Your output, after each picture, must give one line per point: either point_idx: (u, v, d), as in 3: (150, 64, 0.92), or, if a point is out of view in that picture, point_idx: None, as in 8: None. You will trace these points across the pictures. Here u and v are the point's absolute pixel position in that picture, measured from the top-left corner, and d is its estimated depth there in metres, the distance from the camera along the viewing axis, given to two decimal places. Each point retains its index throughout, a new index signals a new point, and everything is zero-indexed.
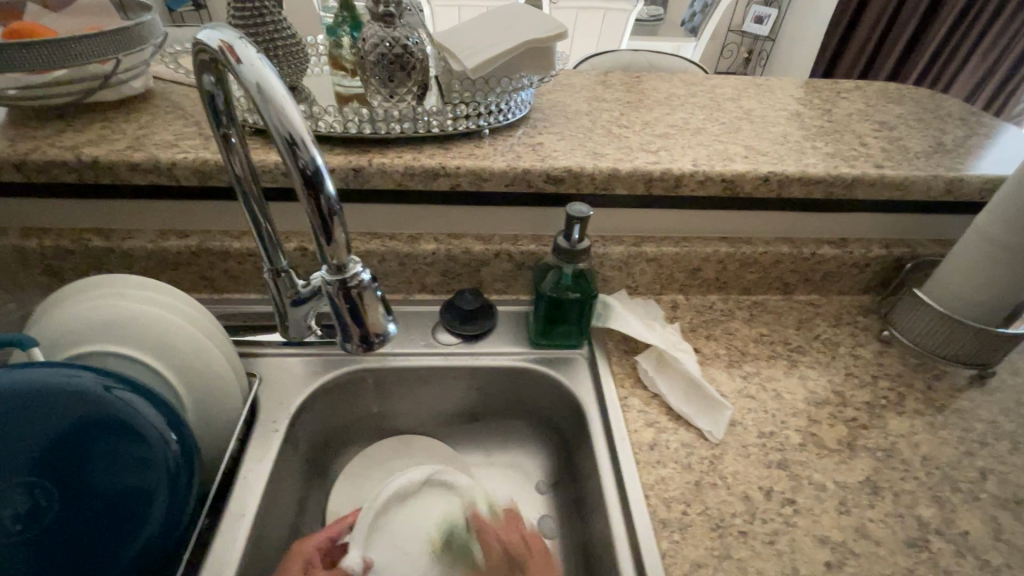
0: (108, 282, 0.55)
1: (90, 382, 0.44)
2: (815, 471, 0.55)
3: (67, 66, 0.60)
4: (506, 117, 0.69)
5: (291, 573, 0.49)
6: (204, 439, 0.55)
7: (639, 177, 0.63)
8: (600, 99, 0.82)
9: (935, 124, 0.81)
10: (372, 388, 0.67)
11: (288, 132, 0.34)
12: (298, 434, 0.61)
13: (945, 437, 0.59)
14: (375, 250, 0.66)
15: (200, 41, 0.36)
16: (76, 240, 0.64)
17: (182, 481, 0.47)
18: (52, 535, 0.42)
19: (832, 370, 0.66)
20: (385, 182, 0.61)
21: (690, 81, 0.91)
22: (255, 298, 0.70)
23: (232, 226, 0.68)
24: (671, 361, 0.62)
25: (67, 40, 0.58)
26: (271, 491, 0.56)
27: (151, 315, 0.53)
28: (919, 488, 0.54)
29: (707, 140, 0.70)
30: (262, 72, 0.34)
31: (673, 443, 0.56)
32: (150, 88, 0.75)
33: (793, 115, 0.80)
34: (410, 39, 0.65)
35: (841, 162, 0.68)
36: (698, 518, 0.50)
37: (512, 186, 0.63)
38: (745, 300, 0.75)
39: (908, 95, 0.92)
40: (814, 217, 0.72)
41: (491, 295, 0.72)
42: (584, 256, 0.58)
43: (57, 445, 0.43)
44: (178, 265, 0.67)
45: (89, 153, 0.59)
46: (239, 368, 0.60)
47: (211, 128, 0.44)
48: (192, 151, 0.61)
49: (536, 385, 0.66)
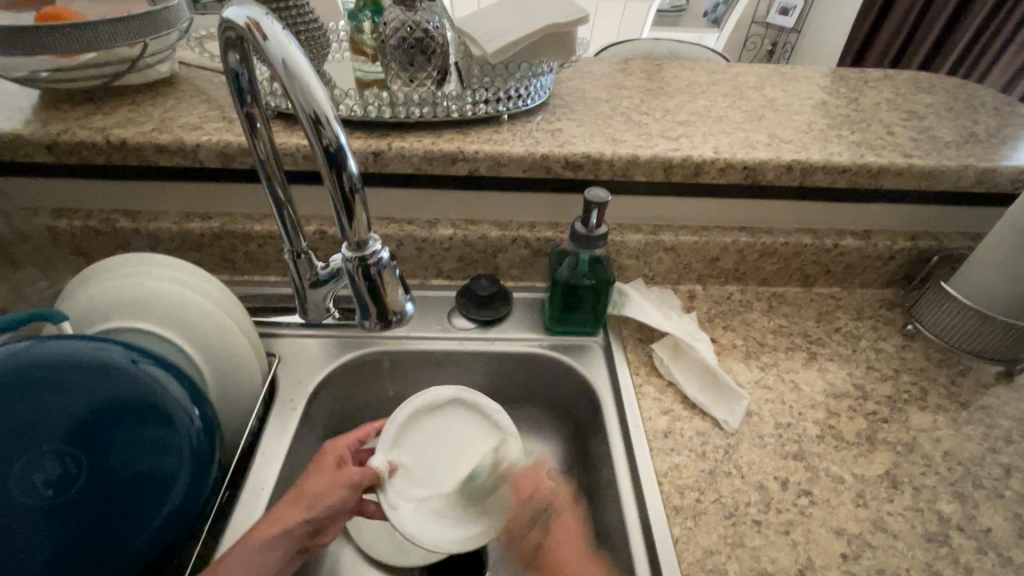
0: (132, 260, 0.56)
1: (117, 355, 0.46)
2: (832, 463, 0.54)
3: (97, 49, 0.61)
4: (525, 103, 0.69)
5: (327, 464, 0.50)
6: (225, 415, 0.56)
7: (659, 164, 0.62)
8: (620, 86, 0.81)
9: (967, 114, 0.79)
10: (388, 370, 0.68)
11: (313, 109, 0.34)
12: (315, 414, 0.63)
13: (969, 433, 0.58)
14: (393, 234, 0.67)
15: (226, 18, 0.36)
16: (104, 221, 0.66)
17: (203, 454, 0.49)
18: (77, 503, 0.43)
19: (852, 363, 0.65)
20: (403, 166, 0.62)
21: (713, 70, 0.90)
22: (275, 281, 0.71)
23: (254, 209, 0.69)
24: (687, 349, 0.61)
25: (97, 23, 0.60)
26: (289, 468, 0.57)
27: (175, 294, 0.54)
28: (940, 483, 0.53)
29: (729, 128, 0.69)
30: (288, 48, 0.34)
31: (687, 432, 0.56)
32: (176, 73, 0.76)
33: (818, 104, 0.79)
34: (431, 22, 0.65)
35: (867, 151, 0.66)
36: (711, 506, 0.49)
37: (530, 171, 0.62)
38: (764, 291, 0.74)
39: (939, 84, 0.90)
40: (837, 208, 0.71)
41: (507, 281, 0.72)
42: (601, 243, 0.58)
43: (86, 414, 0.44)
44: (201, 247, 0.68)
45: (117, 134, 0.61)
46: (259, 347, 0.61)
47: (235, 108, 0.45)
48: (216, 134, 0.62)
49: (551, 371, 0.66)
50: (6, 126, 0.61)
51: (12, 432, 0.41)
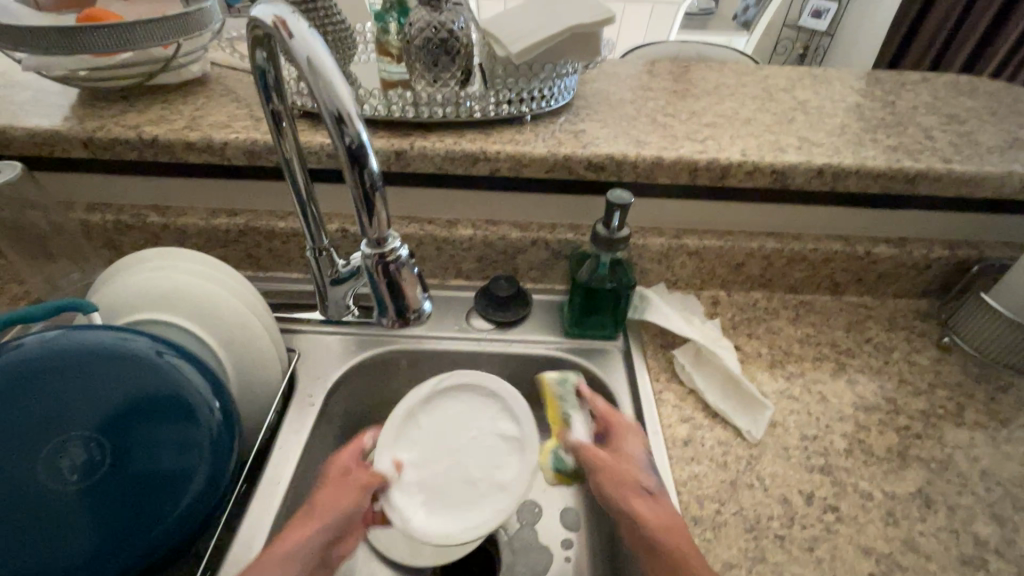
0: (160, 255, 0.58)
1: (145, 346, 0.48)
2: (861, 478, 0.52)
3: (132, 49, 0.63)
4: (549, 104, 0.69)
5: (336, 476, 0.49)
6: (244, 408, 0.57)
7: (684, 166, 0.61)
8: (646, 87, 0.80)
9: (1012, 118, 0.75)
10: (405, 369, 0.68)
11: (336, 105, 0.34)
12: (332, 410, 0.63)
13: (1009, 452, 0.55)
14: (413, 234, 0.67)
15: (254, 18, 0.37)
16: (136, 216, 0.68)
17: (223, 445, 0.49)
18: (103, 489, 0.44)
19: (883, 376, 0.62)
20: (426, 166, 0.62)
21: (742, 72, 0.88)
22: (297, 278, 0.72)
23: (278, 206, 0.70)
24: (710, 357, 0.60)
25: (133, 24, 0.61)
26: (305, 463, 0.57)
27: (199, 287, 0.56)
28: (977, 504, 0.50)
29: (757, 130, 0.68)
30: (313, 46, 0.34)
31: (708, 441, 0.54)
32: (207, 73, 0.78)
33: (852, 107, 0.76)
34: (457, 23, 0.65)
35: (903, 155, 0.64)
36: (732, 518, 0.48)
37: (552, 173, 0.62)
38: (792, 299, 0.72)
39: (981, 87, 0.86)
40: (870, 214, 0.68)
41: (526, 283, 0.72)
42: (623, 245, 0.57)
43: (113, 402, 0.46)
44: (227, 243, 0.70)
45: (149, 131, 0.62)
46: (280, 342, 0.61)
47: (261, 105, 0.45)
48: (243, 132, 0.63)
49: (569, 375, 0.66)
50: (46, 123, 0.63)
51: (45, 418, 0.43)
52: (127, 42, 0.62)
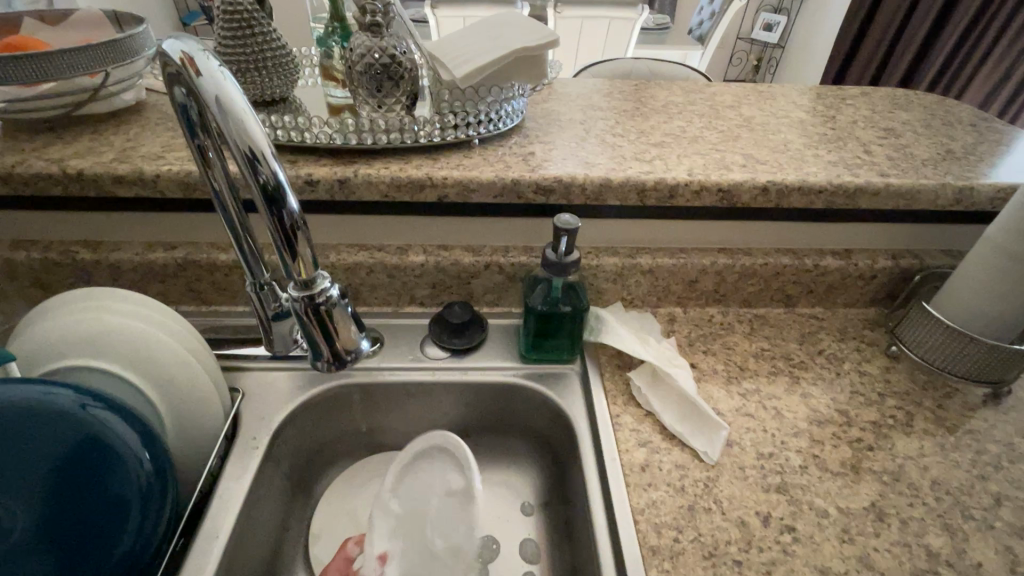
0: (89, 294, 0.54)
1: (68, 398, 0.43)
2: (816, 495, 0.52)
3: (56, 79, 0.60)
4: (496, 127, 0.68)
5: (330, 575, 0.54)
6: (183, 456, 0.54)
7: (632, 187, 0.61)
8: (596, 107, 0.80)
9: (943, 131, 0.78)
10: (358, 403, 0.65)
11: (249, 146, 0.35)
12: (280, 451, 0.60)
13: (956, 459, 0.56)
14: (362, 262, 0.65)
15: (160, 49, 0.35)
16: (64, 253, 0.64)
17: (155, 498, 0.47)
18: (21, 556, 0.41)
19: (836, 387, 0.63)
20: (370, 193, 0.60)
21: (690, 89, 0.90)
22: (243, 311, 0.69)
23: (219, 238, 0.67)
24: (664, 377, 0.60)
25: (55, 53, 0.58)
26: (249, 511, 0.54)
27: (131, 330, 0.52)
28: (928, 515, 0.51)
29: (704, 149, 0.69)
30: (223, 85, 0.34)
31: (666, 465, 0.54)
32: (143, 100, 0.75)
33: (795, 123, 0.78)
34: (398, 48, 0.64)
35: (843, 171, 0.65)
36: (690, 546, 0.47)
37: (501, 197, 0.61)
38: (746, 313, 0.72)
39: (915, 101, 0.90)
40: (816, 228, 0.70)
41: (482, 308, 0.71)
42: (574, 268, 0.56)
43: (30, 461, 0.42)
44: (165, 278, 0.66)
45: (74, 165, 0.59)
46: (222, 381, 0.58)
47: (185, 139, 0.43)
48: (177, 163, 0.60)
49: (527, 401, 0.64)
50: None
51: None
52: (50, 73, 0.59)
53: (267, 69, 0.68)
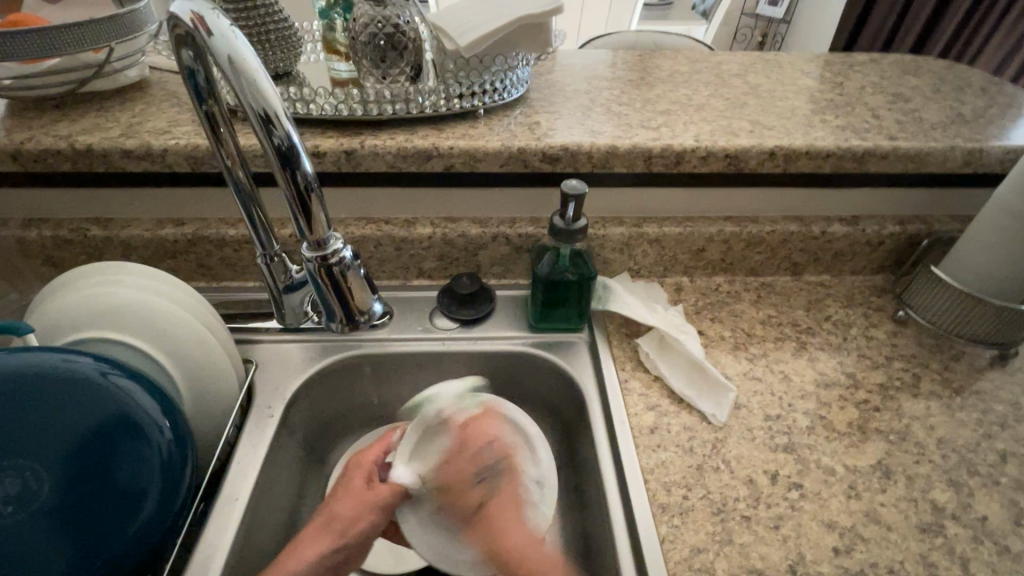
0: (106, 268, 0.55)
1: (86, 366, 0.45)
2: (823, 454, 0.52)
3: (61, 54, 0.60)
4: (500, 97, 0.68)
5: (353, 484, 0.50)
6: (201, 425, 0.55)
7: (639, 154, 0.61)
8: (601, 78, 0.80)
9: (954, 95, 0.77)
10: (369, 374, 0.66)
11: (262, 107, 0.35)
12: (294, 421, 0.61)
13: (962, 419, 0.56)
14: (370, 235, 0.66)
15: (170, 11, 0.35)
16: (75, 230, 0.65)
17: (175, 466, 0.47)
18: (47, 517, 0.43)
19: (842, 352, 0.63)
20: (377, 164, 0.60)
21: (695, 59, 0.89)
22: (253, 286, 0.70)
23: (227, 213, 0.67)
24: (672, 343, 0.60)
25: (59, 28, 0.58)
26: (266, 476, 0.55)
27: (147, 303, 0.53)
28: (934, 472, 0.51)
29: (711, 116, 0.68)
30: (235, 43, 0.34)
31: (674, 427, 0.54)
32: (147, 77, 0.75)
33: (802, 89, 0.77)
34: (402, 17, 0.64)
35: (851, 135, 0.65)
36: (699, 503, 0.48)
37: (507, 166, 0.61)
38: (753, 281, 0.72)
39: (925, 67, 0.88)
40: (822, 195, 0.69)
41: (490, 280, 0.71)
42: (581, 235, 0.56)
43: (52, 426, 0.43)
44: (175, 254, 0.67)
45: (82, 140, 0.59)
46: (235, 353, 0.59)
47: (193, 106, 0.43)
48: (184, 137, 0.60)
49: (535, 370, 0.65)
50: None
51: None
52: (55, 48, 0.59)
53: (271, 42, 0.68)
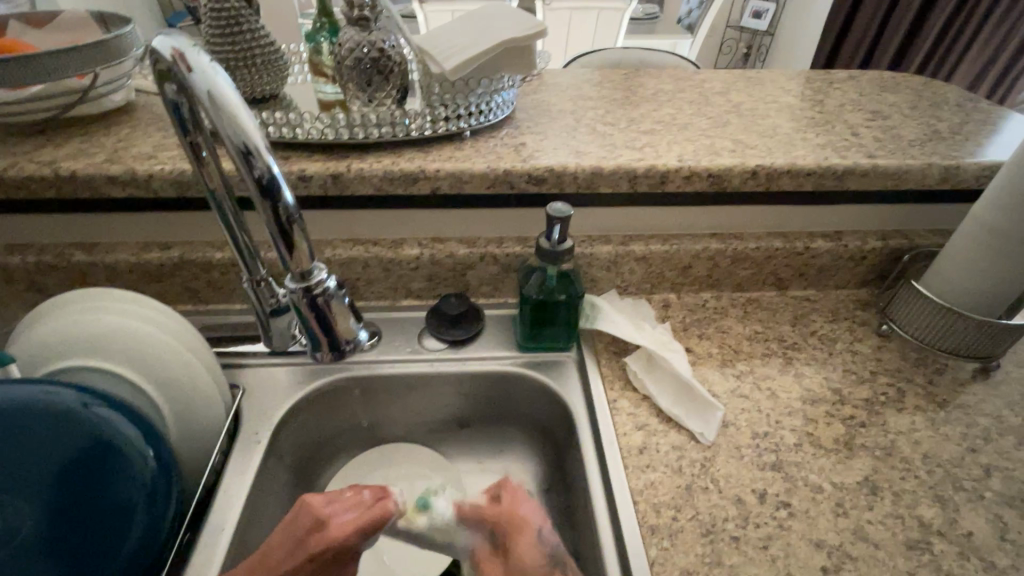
0: (87, 294, 0.54)
1: (67, 398, 0.44)
2: (811, 472, 0.53)
3: (45, 80, 0.60)
4: (486, 118, 0.68)
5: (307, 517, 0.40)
6: (186, 453, 0.54)
7: (624, 175, 0.62)
8: (586, 97, 0.81)
9: (930, 112, 0.79)
10: (358, 397, 0.66)
11: (242, 140, 0.36)
12: (281, 446, 0.61)
13: (947, 433, 0.57)
14: (358, 257, 0.66)
15: (151, 47, 0.36)
16: (59, 256, 0.64)
17: (161, 495, 0.47)
18: (29, 553, 0.42)
19: (828, 367, 0.64)
20: (364, 187, 0.60)
21: (679, 77, 0.90)
22: (240, 309, 0.70)
23: (214, 236, 0.67)
24: (660, 361, 0.60)
25: (42, 54, 0.58)
26: (253, 504, 0.55)
27: (131, 330, 0.52)
28: (920, 487, 0.52)
29: (694, 135, 0.69)
30: (215, 80, 0.35)
31: (663, 446, 0.54)
32: (133, 101, 0.75)
33: (783, 107, 0.79)
34: (387, 42, 0.65)
35: (831, 153, 0.66)
36: (688, 524, 0.48)
37: (494, 188, 0.61)
38: (740, 297, 0.73)
39: (903, 83, 0.90)
40: (805, 211, 0.71)
41: (478, 299, 0.71)
42: (568, 256, 0.57)
43: (32, 461, 0.42)
44: (161, 278, 0.66)
45: (66, 166, 0.59)
46: (221, 378, 0.59)
47: (177, 137, 0.43)
48: (169, 162, 0.60)
49: (525, 390, 0.65)
50: None
51: None
52: (38, 74, 0.59)
53: (256, 66, 0.68)
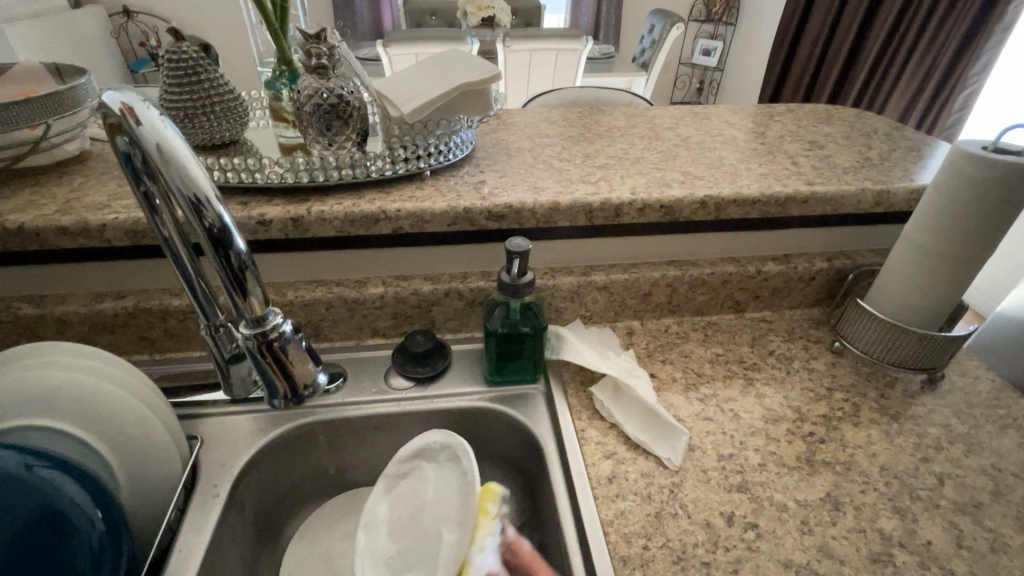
0: (34, 348, 0.51)
1: (7, 460, 0.42)
2: (776, 491, 0.54)
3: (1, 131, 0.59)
4: (446, 158, 0.70)
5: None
6: (140, 509, 0.51)
7: (580, 209, 0.64)
8: (543, 135, 0.84)
9: (862, 141, 0.85)
10: (323, 442, 0.64)
11: (194, 192, 0.37)
12: (243, 497, 0.58)
13: (901, 444, 0.59)
14: (320, 298, 0.65)
15: (100, 101, 0.37)
16: (4, 310, 0.62)
17: (107, 558, 0.44)
18: None
19: (787, 386, 0.66)
20: (325, 229, 0.61)
21: (632, 113, 0.95)
22: (199, 356, 0.68)
23: (171, 283, 0.66)
24: (626, 389, 0.61)
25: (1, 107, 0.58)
26: (213, 563, 0.52)
27: (79, 383, 0.50)
28: (880, 500, 0.53)
29: (646, 169, 0.72)
30: (165, 134, 0.36)
31: (632, 474, 0.55)
32: (87, 150, 0.74)
33: (728, 140, 0.83)
34: (345, 88, 0.66)
35: (774, 182, 0.70)
36: (659, 552, 0.48)
37: (454, 225, 0.63)
38: (700, 321, 0.75)
39: (836, 115, 0.97)
40: (755, 237, 0.74)
41: (445, 335, 0.72)
42: (529, 289, 0.58)
43: None
44: (115, 328, 0.65)
45: (14, 219, 0.58)
46: (178, 430, 0.57)
47: (130, 187, 0.42)
48: (124, 211, 0.59)
49: (494, 425, 0.65)
50: None
51: None
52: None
53: (215, 113, 0.69)
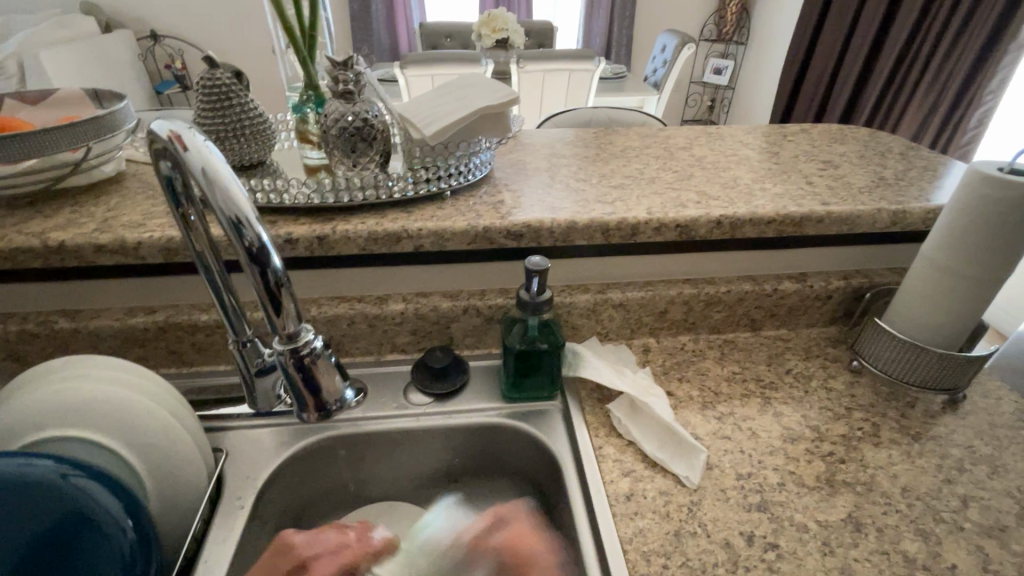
0: (69, 362, 0.53)
1: (45, 469, 0.42)
2: (796, 511, 0.53)
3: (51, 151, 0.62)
4: (466, 178, 0.72)
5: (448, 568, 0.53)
6: (167, 517, 0.53)
7: (597, 228, 0.65)
8: (559, 156, 0.86)
9: (876, 160, 0.86)
10: (344, 456, 0.65)
11: (234, 213, 0.39)
12: (265, 510, 0.59)
13: (923, 466, 0.58)
14: (343, 314, 0.67)
15: (149, 128, 0.39)
16: (42, 324, 0.65)
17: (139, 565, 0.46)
18: None
19: (806, 405, 0.66)
20: (349, 247, 0.63)
21: (646, 134, 0.96)
22: (225, 370, 0.70)
23: (200, 299, 0.68)
24: (643, 407, 0.61)
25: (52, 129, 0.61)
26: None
27: (111, 395, 0.51)
28: (902, 522, 0.53)
29: (661, 189, 0.74)
30: (209, 157, 0.39)
31: (651, 492, 0.55)
32: (122, 171, 0.78)
33: (742, 160, 0.85)
34: (370, 111, 0.69)
35: (788, 202, 0.71)
36: (679, 571, 0.48)
37: (474, 244, 0.64)
38: (716, 339, 0.76)
39: (849, 134, 0.98)
40: (770, 256, 0.75)
41: (462, 351, 0.73)
42: (548, 306, 0.59)
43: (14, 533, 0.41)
44: (145, 342, 0.67)
45: (56, 237, 0.60)
46: (204, 441, 0.58)
47: (170, 208, 0.44)
48: (159, 230, 0.62)
49: (512, 441, 0.65)
50: None
51: None
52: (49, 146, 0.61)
53: (245, 136, 0.71)
